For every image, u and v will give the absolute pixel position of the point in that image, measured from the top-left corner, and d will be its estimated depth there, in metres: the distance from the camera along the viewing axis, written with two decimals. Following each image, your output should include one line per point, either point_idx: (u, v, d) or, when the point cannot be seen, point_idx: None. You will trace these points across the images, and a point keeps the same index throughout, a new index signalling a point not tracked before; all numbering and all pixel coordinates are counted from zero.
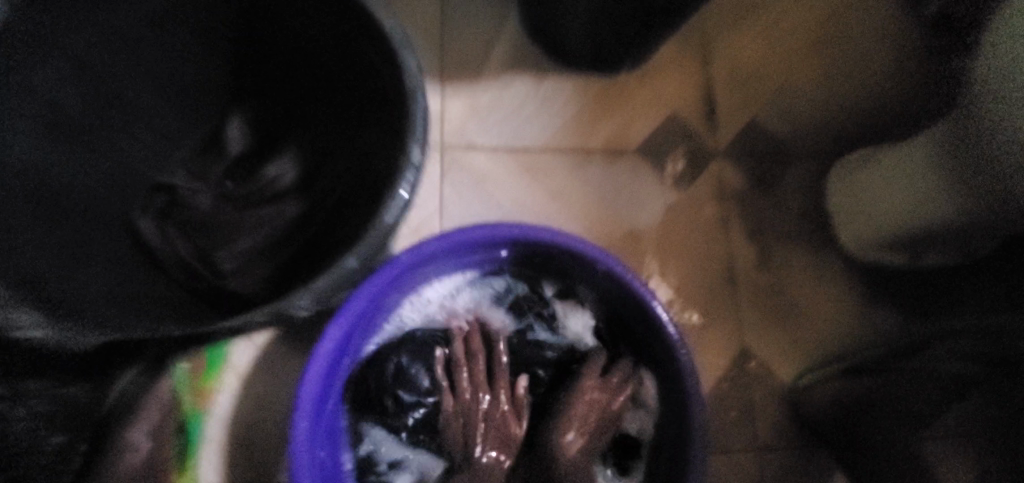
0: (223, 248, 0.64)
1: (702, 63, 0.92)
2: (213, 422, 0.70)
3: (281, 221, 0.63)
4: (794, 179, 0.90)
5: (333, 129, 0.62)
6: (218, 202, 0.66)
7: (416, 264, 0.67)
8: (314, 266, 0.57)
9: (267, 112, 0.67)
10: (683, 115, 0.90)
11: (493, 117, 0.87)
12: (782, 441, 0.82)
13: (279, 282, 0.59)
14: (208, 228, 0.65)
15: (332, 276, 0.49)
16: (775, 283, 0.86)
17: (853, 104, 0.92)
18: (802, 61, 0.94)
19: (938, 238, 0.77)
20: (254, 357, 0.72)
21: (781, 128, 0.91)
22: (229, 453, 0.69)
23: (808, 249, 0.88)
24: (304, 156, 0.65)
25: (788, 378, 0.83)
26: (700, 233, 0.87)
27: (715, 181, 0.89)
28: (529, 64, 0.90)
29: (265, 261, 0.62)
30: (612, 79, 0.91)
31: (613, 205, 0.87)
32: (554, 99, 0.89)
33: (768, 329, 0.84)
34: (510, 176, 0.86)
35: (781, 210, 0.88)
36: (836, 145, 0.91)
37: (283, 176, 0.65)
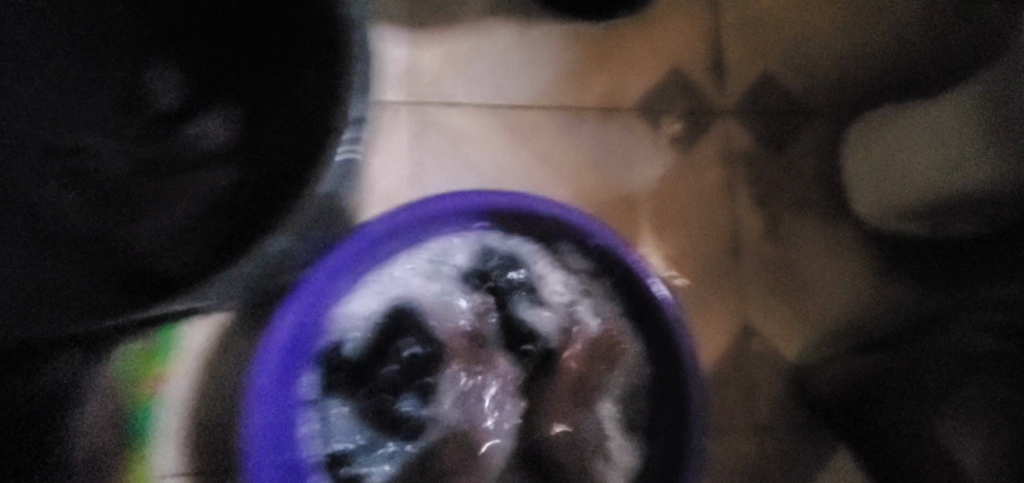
0: (147, 219, 0.55)
1: (709, 8, 0.82)
2: (168, 409, 0.65)
3: (212, 187, 0.55)
4: (807, 140, 0.81)
5: (269, 79, 0.54)
6: (144, 168, 0.58)
7: (381, 239, 0.61)
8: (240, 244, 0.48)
9: (202, 60, 0.58)
10: (687, 68, 0.81)
11: (474, 70, 0.78)
12: (786, 424, 0.76)
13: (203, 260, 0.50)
14: (131, 196, 0.57)
15: (257, 260, 0.43)
16: (781, 254, 0.79)
17: (876, 54, 0.82)
18: (822, 5, 0.83)
19: (965, 206, 0.70)
20: (211, 341, 0.66)
21: (795, 82, 0.82)
22: (185, 443, 0.65)
23: (821, 218, 0.80)
24: (241, 112, 0.56)
25: (794, 358, 0.77)
26: (701, 201, 0.79)
27: (720, 142, 0.80)
28: (514, 8, 0.79)
29: (190, 236, 0.53)
30: (607, 27, 0.81)
31: (607, 170, 0.78)
32: (542, 49, 0.79)
33: (774, 305, 0.78)
34: (492, 137, 0.77)
35: (792, 175, 0.80)
36: (856, 101, 0.82)
37: (219, 136, 0.57)
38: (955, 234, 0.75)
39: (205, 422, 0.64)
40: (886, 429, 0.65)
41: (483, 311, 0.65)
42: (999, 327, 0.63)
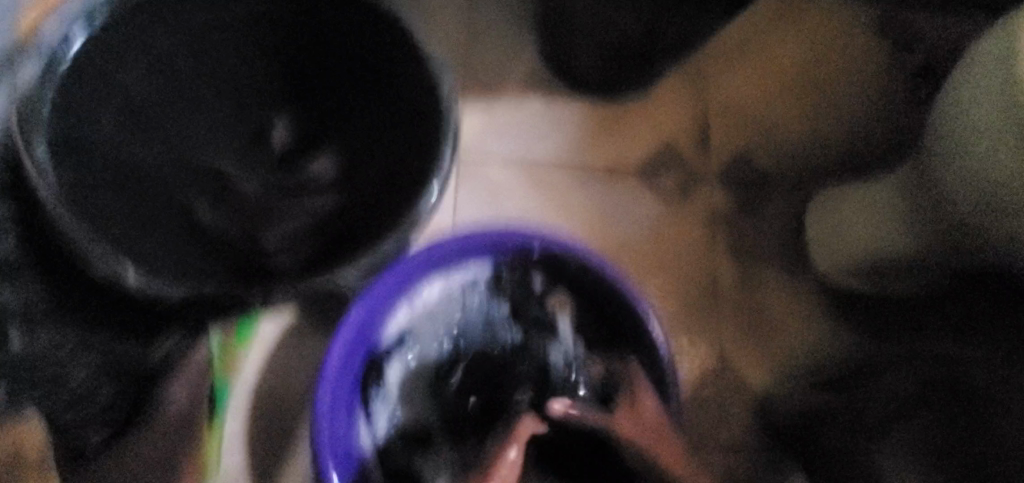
0: (264, 230, 0.71)
1: (699, 96, 1.01)
2: (238, 387, 0.78)
3: (321, 212, 0.71)
4: (775, 208, 0.98)
5: (375, 132, 0.70)
6: (264, 190, 0.73)
7: (431, 259, 0.75)
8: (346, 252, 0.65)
9: (310, 113, 0.74)
10: (678, 142, 0.99)
11: (509, 132, 0.96)
12: (752, 443, 0.89)
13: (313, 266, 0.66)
14: (255, 212, 0.72)
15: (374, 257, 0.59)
16: (752, 299, 0.94)
17: (834, 143, 1.01)
18: (788, 100, 1.03)
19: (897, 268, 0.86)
20: (281, 334, 0.79)
21: (768, 161, 1.00)
22: (251, 421, 0.77)
23: (784, 272, 0.96)
24: (344, 156, 0.73)
25: (759, 385, 0.91)
26: (687, 249, 0.95)
27: (704, 203, 0.97)
28: (542, 86, 0.99)
29: (303, 245, 0.69)
30: (615, 105, 1.00)
31: (608, 219, 0.95)
32: (563, 119, 0.98)
33: (746, 342, 0.93)
34: (519, 186, 0.94)
35: (763, 235, 0.97)
36: (815, 180, 1.00)
37: (324, 173, 0.73)
38: (895, 292, 0.91)
39: (268, 402, 0.78)
40: (827, 447, 0.78)
41: (495, 327, 0.81)
42: (924, 375, 0.76)
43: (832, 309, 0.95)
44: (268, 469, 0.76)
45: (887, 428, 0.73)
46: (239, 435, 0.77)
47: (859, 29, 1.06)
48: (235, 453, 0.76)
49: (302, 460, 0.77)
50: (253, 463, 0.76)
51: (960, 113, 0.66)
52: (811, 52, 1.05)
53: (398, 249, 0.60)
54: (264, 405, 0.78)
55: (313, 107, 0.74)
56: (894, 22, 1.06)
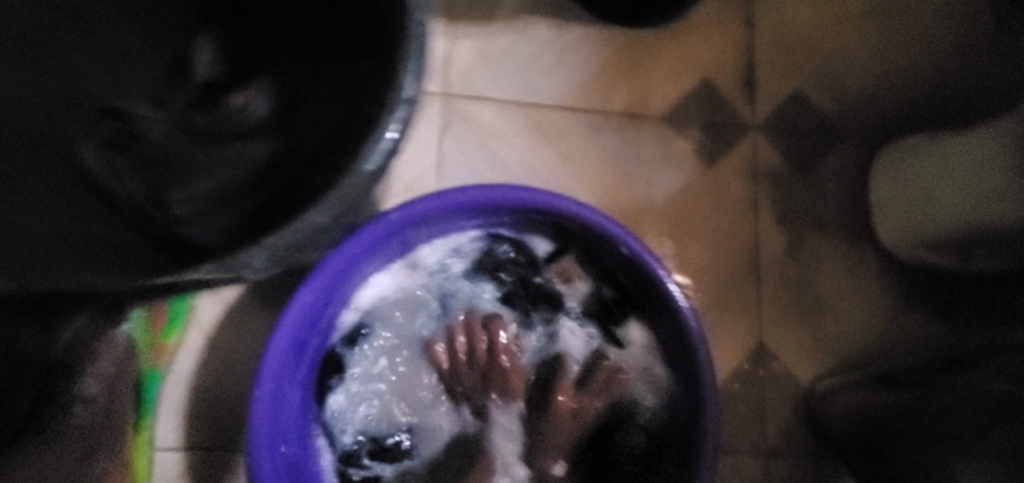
0: (174, 191, 0.54)
1: (746, 23, 0.82)
2: (173, 379, 0.64)
3: (248, 161, 0.55)
4: (832, 164, 0.80)
5: (315, 53, 0.54)
6: (179, 137, 0.57)
7: (403, 227, 0.60)
8: (275, 215, 0.48)
9: (241, 35, 0.58)
10: (717, 81, 0.80)
11: (507, 66, 0.78)
12: (795, 446, 0.74)
13: (236, 234, 0.50)
14: (165, 164, 0.56)
15: (296, 232, 0.41)
16: (799, 274, 0.78)
17: (909, 84, 0.82)
18: (856, 27, 0.83)
19: (992, 241, 0.69)
20: (223, 314, 0.65)
21: (828, 105, 0.81)
22: (188, 419, 0.64)
23: (841, 242, 0.79)
24: (279, 88, 0.57)
25: (805, 377, 0.76)
26: (724, 212, 0.78)
27: (748, 157, 0.79)
28: (550, 9, 0.79)
29: (228, 207, 0.53)
30: (640, 33, 0.81)
31: (629, 176, 0.78)
32: (575, 51, 0.79)
33: (794, 327, 0.77)
34: (518, 133, 0.77)
35: (818, 196, 0.79)
36: (883, 130, 0.81)
37: (253, 108, 0.57)
38: (979, 268, 0.74)
39: (208, 396, 0.64)
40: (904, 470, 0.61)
41: (483, 306, 0.68)
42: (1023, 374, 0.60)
43: (897, 287, 0.78)
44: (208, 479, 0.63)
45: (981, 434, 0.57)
46: (174, 439, 0.63)
47: None
48: (170, 458, 0.63)
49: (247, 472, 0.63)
50: (192, 470, 0.63)
51: None
52: None
53: (345, 215, 0.44)
54: (204, 403, 0.64)
55: (245, 29, 0.58)
56: None
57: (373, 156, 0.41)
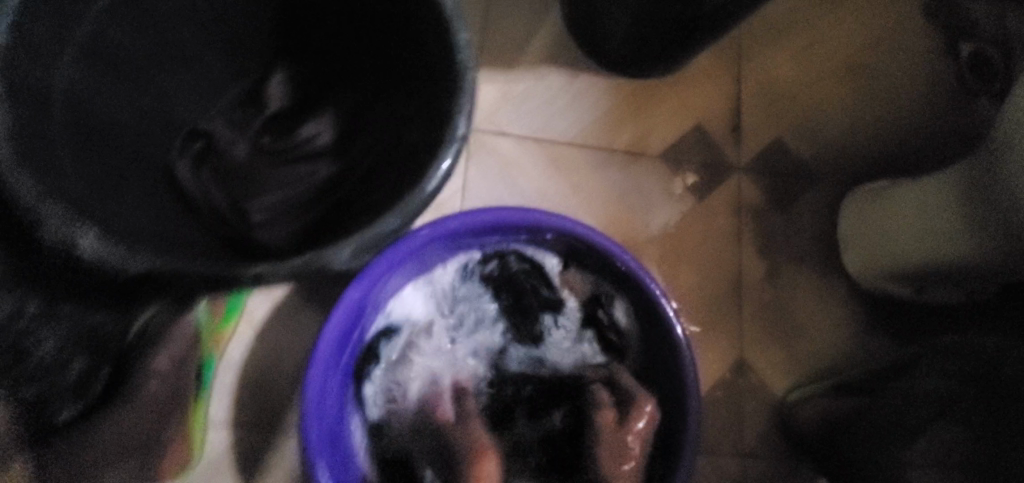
0: (249, 201, 0.65)
1: (734, 78, 0.94)
2: (224, 367, 0.73)
3: (314, 179, 0.65)
4: (808, 203, 0.92)
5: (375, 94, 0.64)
6: (253, 155, 0.69)
7: (435, 240, 0.70)
8: (338, 224, 0.58)
9: (309, 73, 0.69)
10: (708, 126, 0.92)
11: (526, 106, 0.89)
12: (770, 451, 0.83)
13: (301, 238, 0.60)
14: (242, 177, 0.67)
15: (368, 235, 0.49)
16: (776, 298, 0.88)
17: (875, 136, 0.94)
18: (830, 86, 0.95)
19: (941, 276, 0.79)
20: (271, 311, 0.74)
21: (805, 152, 0.93)
22: (239, 403, 0.72)
23: (814, 272, 0.89)
24: (342, 120, 0.67)
25: (779, 390, 0.85)
26: (712, 241, 0.89)
27: (734, 193, 0.90)
28: (566, 59, 0.91)
29: (296, 216, 0.63)
30: (642, 82, 0.93)
31: (629, 205, 0.89)
32: (585, 95, 0.91)
33: (771, 345, 0.86)
34: (535, 165, 0.88)
35: (794, 231, 0.90)
36: (853, 175, 0.93)
37: (320, 136, 0.67)
38: (932, 299, 0.85)
39: (258, 383, 0.73)
40: (856, 453, 0.71)
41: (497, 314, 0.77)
42: (960, 373, 0.63)
43: (863, 313, 0.89)
44: (253, 456, 0.72)
45: (916, 429, 0.65)
46: (225, 419, 0.72)
47: (911, 10, 0.98)
48: (220, 436, 0.71)
49: (289, 450, 0.72)
50: (239, 447, 0.72)
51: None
52: (857, 35, 0.97)
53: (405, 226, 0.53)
54: (253, 388, 0.73)
55: (313, 68, 0.69)
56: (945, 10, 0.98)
57: (427, 182, 0.50)
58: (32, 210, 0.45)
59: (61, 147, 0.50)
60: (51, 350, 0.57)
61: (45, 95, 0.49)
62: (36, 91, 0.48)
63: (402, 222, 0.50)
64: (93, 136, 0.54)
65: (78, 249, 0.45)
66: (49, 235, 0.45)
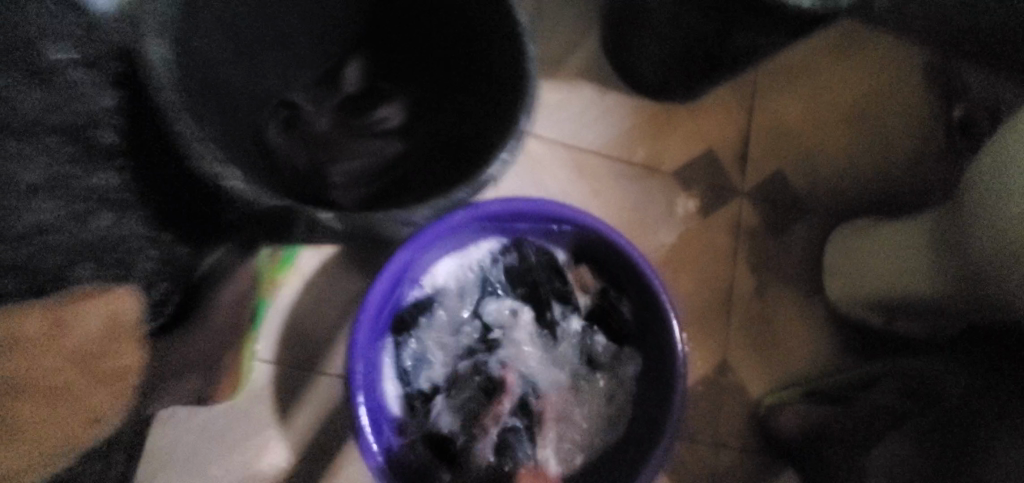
0: (329, 166, 0.75)
1: (747, 113, 1.05)
2: (275, 308, 0.84)
3: (385, 154, 0.77)
4: (800, 232, 1.02)
5: (444, 90, 0.76)
6: (333, 127, 0.79)
7: (476, 219, 0.79)
8: (411, 192, 0.69)
9: (384, 63, 0.80)
10: (719, 153, 1.03)
11: (561, 115, 1.00)
12: (743, 447, 0.93)
13: (376, 201, 0.72)
14: (322, 145, 0.77)
15: (446, 201, 0.62)
16: (762, 313, 0.98)
17: (866, 180, 1.04)
18: (831, 131, 1.06)
19: (911, 309, 0.87)
20: (319, 266, 0.86)
21: (803, 186, 1.04)
22: (281, 343, 0.84)
23: (798, 294, 1.00)
24: (410, 109, 0.79)
25: (757, 395, 0.95)
26: (710, 255, 0.99)
27: (734, 215, 1.01)
28: (600, 78, 1.02)
29: (368, 183, 0.74)
30: (665, 107, 1.03)
31: (641, 215, 0.99)
32: (613, 112, 1.02)
33: (753, 353, 0.96)
34: (563, 168, 0.98)
35: (784, 255, 1.01)
36: (843, 212, 1.03)
37: (390, 119, 0.79)
38: (900, 331, 0.94)
39: (302, 325, 0.85)
40: (827, 462, 0.81)
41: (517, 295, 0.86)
42: (903, 389, 0.81)
43: (837, 336, 0.99)
44: (290, 389, 0.84)
45: (879, 437, 0.76)
46: (269, 354, 0.84)
47: (913, 72, 1.09)
48: (264, 367, 0.83)
49: (324, 387, 0.84)
50: (280, 379, 0.84)
51: (999, 162, 0.65)
52: (862, 86, 1.08)
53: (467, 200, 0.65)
54: (297, 329, 0.85)
55: (388, 59, 0.80)
56: (940, 75, 1.09)
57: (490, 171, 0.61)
58: (189, 147, 0.55)
59: (201, 97, 0.60)
60: (146, 269, 0.71)
61: (192, 55, 0.59)
62: (188, 51, 0.59)
63: (470, 195, 0.63)
64: (214, 91, 0.63)
65: (224, 184, 0.56)
66: (199, 168, 0.55)
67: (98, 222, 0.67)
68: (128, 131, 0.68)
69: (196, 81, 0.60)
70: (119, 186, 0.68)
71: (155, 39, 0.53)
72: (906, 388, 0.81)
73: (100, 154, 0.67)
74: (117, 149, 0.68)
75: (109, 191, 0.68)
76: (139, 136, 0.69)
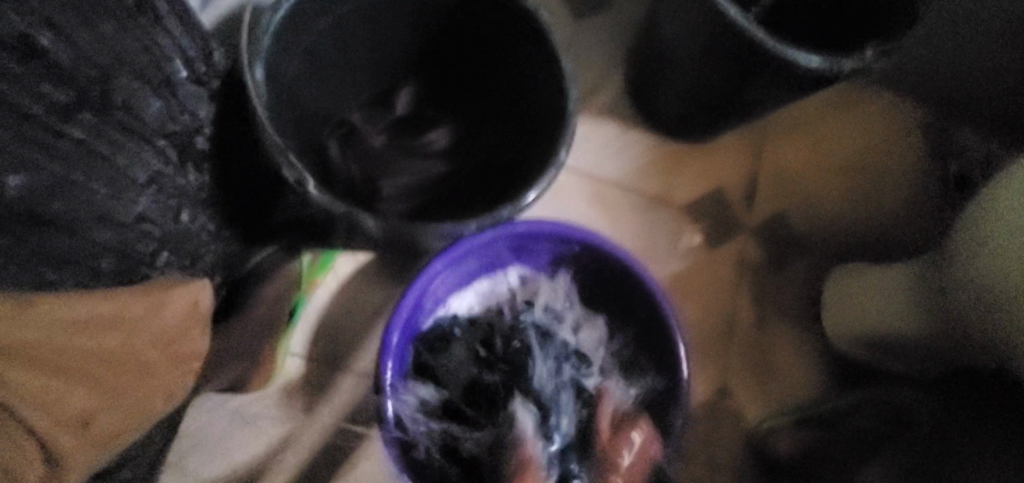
0: (382, 180, 0.85)
1: (756, 156, 1.13)
2: (309, 309, 0.90)
3: (432, 173, 0.85)
4: (800, 270, 1.09)
5: (489, 120, 0.85)
6: (385, 146, 0.87)
7: (504, 237, 0.86)
8: (461, 210, 0.80)
9: (434, 91, 0.89)
10: (728, 191, 1.10)
11: (585, 146, 1.08)
12: (737, 469, 0.99)
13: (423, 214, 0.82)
14: (375, 161, 0.86)
15: (490, 218, 0.70)
16: (761, 343, 1.05)
17: (863, 226, 1.12)
18: (834, 178, 1.14)
19: (903, 349, 0.93)
20: (354, 271, 0.92)
21: (805, 228, 1.11)
22: (314, 341, 0.89)
23: (796, 329, 1.06)
24: (456, 132, 0.88)
25: (753, 421, 1.01)
26: (714, 285, 1.06)
27: (739, 250, 1.08)
28: (623, 115, 1.10)
29: (416, 197, 0.84)
30: (681, 146, 1.11)
31: (653, 245, 1.06)
32: (632, 146, 1.09)
33: (751, 381, 1.03)
34: (583, 195, 1.06)
35: (784, 291, 1.08)
36: (841, 255, 1.11)
37: (436, 143, 0.87)
38: (891, 370, 1.00)
39: (333, 326, 0.90)
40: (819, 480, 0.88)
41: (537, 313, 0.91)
42: (885, 416, 0.88)
43: (831, 370, 1.05)
44: (318, 386, 0.88)
45: (874, 451, 0.85)
46: (302, 350, 0.89)
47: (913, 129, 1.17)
48: (295, 362, 0.88)
49: (348, 387, 0.89)
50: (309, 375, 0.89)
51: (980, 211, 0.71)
52: (867, 138, 1.15)
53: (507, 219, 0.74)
54: (328, 330, 0.90)
55: (438, 88, 0.89)
56: (939, 130, 1.16)
57: (527, 196, 0.70)
58: (279, 158, 0.66)
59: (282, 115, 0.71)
60: (208, 261, 0.78)
61: (282, 80, 0.71)
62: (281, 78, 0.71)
63: (511, 215, 0.71)
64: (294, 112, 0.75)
65: (305, 190, 0.67)
66: (286, 175, 0.67)
67: (182, 218, 0.72)
68: (217, 137, 0.76)
69: (281, 101, 0.72)
70: (205, 186, 0.75)
71: (258, 66, 0.66)
72: (884, 411, 0.88)
73: (189, 156, 0.72)
74: (201, 154, 0.74)
75: (195, 191, 0.74)
76: (221, 146, 0.77)
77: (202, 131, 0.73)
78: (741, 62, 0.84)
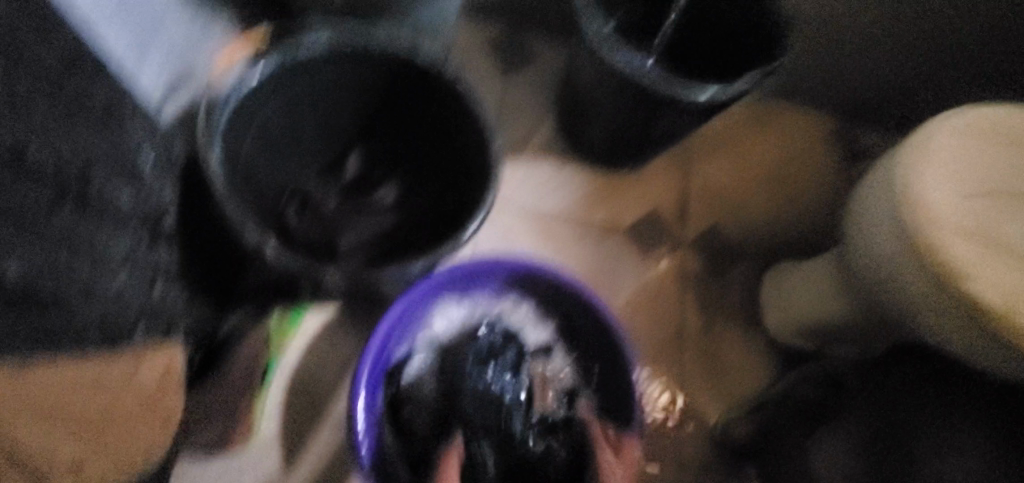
0: (336, 239, 0.94)
1: (683, 177, 1.25)
2: (283, 365, 0.97)
3: (383, 226, 0.96)
4: (738, 273, 1.19)
5: (429, 174, 0.96)
6: (337, 207, 0.98)
7: (456, 275, 0.93)
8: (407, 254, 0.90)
9: (378, 153, 0.99)
10: (663, 211, 1.21)
11: (525, 186, 1.19)
12: (704, 466, 1.06)
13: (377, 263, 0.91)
14: (330, 222, 0.96)
15: (433, 257, 0.79)
16: (711, 345, 1.13)
17: (787, 227, 1.23)
18: (755, 187, 1.26)
19: (836, 333, 1.01)
20: (322, 325, 1.00)
21: (736, 236, 1.22)
22: (290, 395, 0.97)
23: (742, 327, 1.15)
24: (402, 188, 0.98)
25: (713, 420, 1.09)
26: (661, 297, 1.15)
27: (679, 263, 1.18)
28: (557, 154, 1.22)
29: (367, 250, 0.92)
30: (615, 176, 1.23)
31: (601, 267, 1.16)
32: (570, 180, 1.21)
33: (706, 381, 1.11)
34: (529, 230, 1.16)
35: (725, 295, 1.17)
36: (772, 255, 1.21)
37: (386, 198, 0.98)
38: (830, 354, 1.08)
39: (306, 379, 0.97)
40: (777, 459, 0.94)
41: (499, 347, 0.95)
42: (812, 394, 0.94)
43: (778, 361, 1.13)
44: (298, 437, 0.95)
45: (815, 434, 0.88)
46: (278, 406, 0.96)
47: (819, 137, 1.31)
48: (272, 418, 0.95)
49: (325, 434, 0.96)
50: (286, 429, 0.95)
51: (862, 203, 0.85)
52: (778, 151, 1.28)
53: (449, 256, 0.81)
54: (302, 382, 0.97)
55: (382, 150, 0.99)
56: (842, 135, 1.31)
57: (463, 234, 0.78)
58: (240, 226, 0.74)
59: (239, 186, 0.80)
60: (185, 329, 0.85)
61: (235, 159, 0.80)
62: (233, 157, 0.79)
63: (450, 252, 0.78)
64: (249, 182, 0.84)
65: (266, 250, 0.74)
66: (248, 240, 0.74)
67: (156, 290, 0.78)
68: (181, 216, 0.84)
69: (237, 176, 0.81)
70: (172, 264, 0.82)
71: (216, 149, 0.74)
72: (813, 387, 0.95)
73: (161, 235, 0.79)
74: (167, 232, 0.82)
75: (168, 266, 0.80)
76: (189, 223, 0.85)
77: (170, 211, 0.81)
78: (645, 100, 0.97)
